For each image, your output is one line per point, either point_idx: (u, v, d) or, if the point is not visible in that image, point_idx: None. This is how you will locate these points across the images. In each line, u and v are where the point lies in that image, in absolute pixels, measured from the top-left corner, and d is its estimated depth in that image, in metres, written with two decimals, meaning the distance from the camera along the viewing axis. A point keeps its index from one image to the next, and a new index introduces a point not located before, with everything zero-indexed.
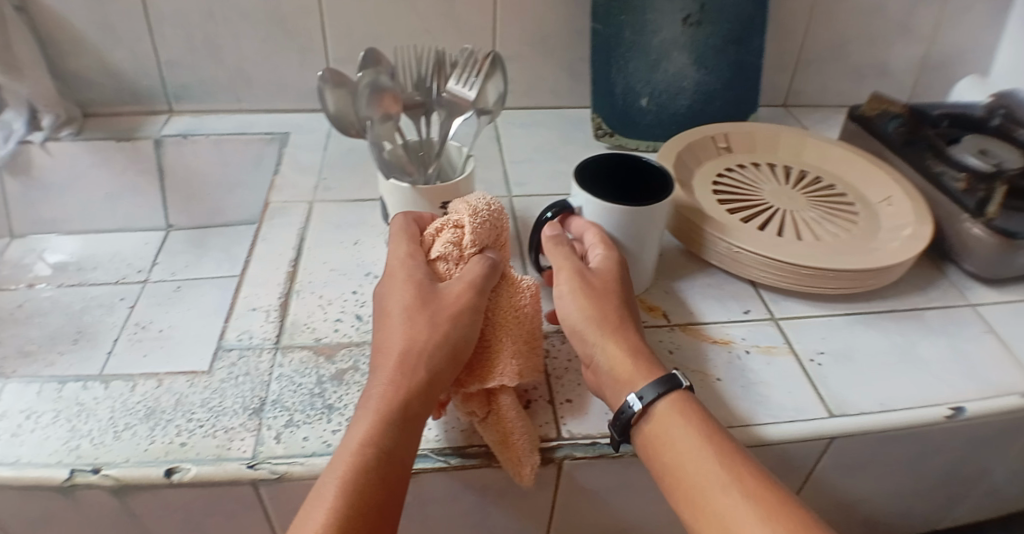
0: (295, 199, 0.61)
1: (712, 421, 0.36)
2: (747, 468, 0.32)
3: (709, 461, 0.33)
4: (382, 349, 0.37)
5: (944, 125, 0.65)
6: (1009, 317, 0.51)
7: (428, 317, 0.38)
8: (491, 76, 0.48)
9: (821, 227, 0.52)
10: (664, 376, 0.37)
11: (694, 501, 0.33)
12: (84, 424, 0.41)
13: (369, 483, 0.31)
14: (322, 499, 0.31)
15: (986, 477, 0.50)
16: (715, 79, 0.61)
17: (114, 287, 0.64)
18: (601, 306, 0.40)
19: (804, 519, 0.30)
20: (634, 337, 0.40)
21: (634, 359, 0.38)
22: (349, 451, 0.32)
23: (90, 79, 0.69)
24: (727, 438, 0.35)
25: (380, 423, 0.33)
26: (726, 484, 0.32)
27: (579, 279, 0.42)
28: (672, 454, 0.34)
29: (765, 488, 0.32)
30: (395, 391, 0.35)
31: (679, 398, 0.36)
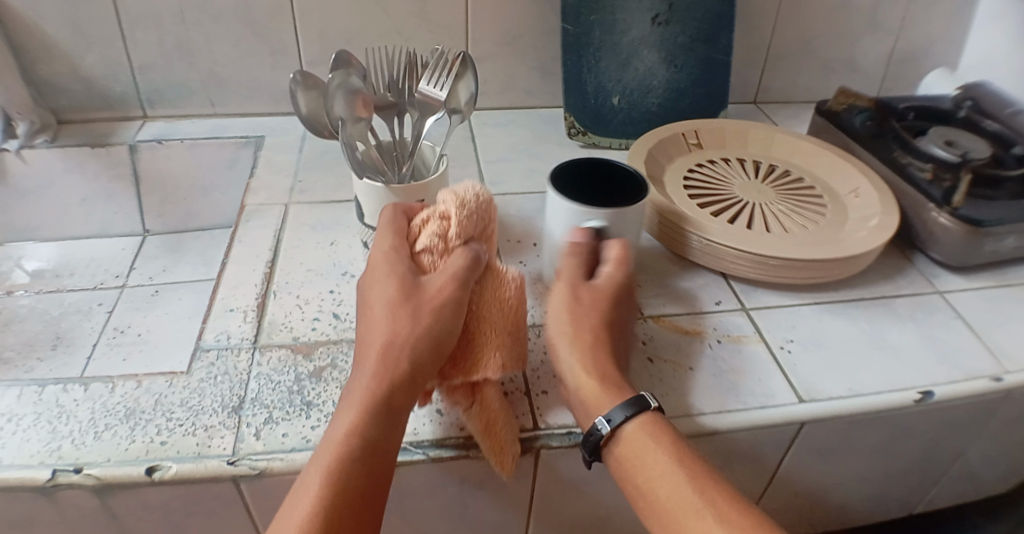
0: (270, 201, 0.62)
1: (683, 440, 0.36)
2: (718, 492, 0.33)
3: (679, 484, 0.33)
4: (366, 340, 0.38)
5: (911, 118, 0.66)
6: (976, 303, 0.53)
7: (410, 309, 0.38)
8: (462, 76, 0.49)
9: (790, 219, 0.53)
10: (632, 397, 0.37)
11: (668, 523, 0.33)
12: (65, 425, 0.42)
13: (352, 475, 0.32)
14: (306, 492, 0.32)
15: (957, 459, 0.52)
16: (683, 76, 0.62)
17: (92, 292, 0.65)
18: (585, 325, 0.40)
19: None
20: (607, 361, 0.39)
21: (602, 382, 0.38)
22: (332, 444, 0.33)
23: (63, 86, 0.70)
24: (698, 459, 0.35)
25: (363, 415, 0.34)
26: (698, 510, 0.32)
27: (570, 293, 0.41)
28: (645, 479, 0.34)
29: (735, 509, 0.32)
30: (379, 384, 0.35)
31: (649, 418, 0.36)
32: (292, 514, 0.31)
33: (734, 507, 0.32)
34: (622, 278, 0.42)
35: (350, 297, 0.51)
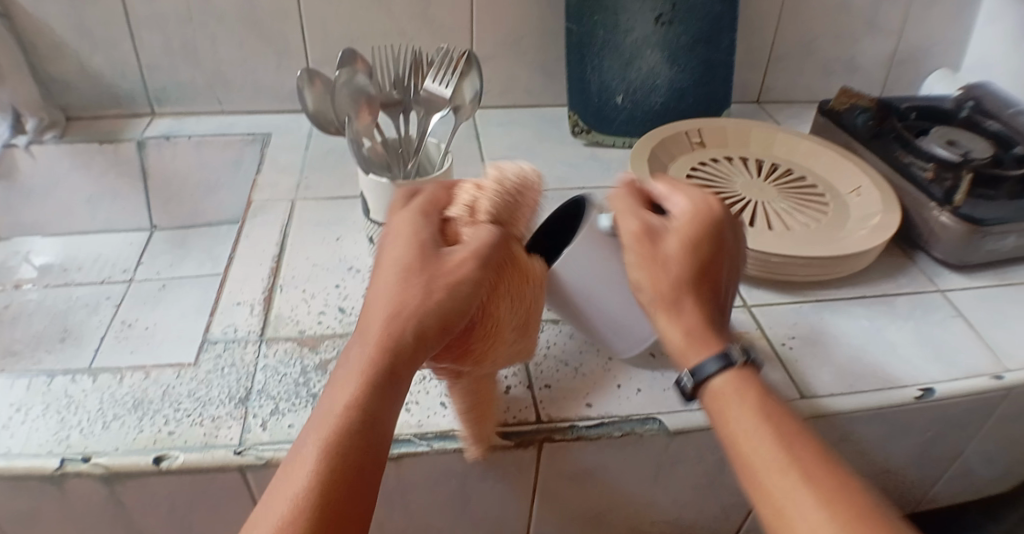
0: (275, 197, 0.62)
1: (774, 401, 0.34)
2: (807, 451, 0.30)
3: (763, 438, 0.31)
4: (371, 308, 0.34)
5: (912, 118, 0.67)
6: (976, 301, 0.53)
7: (424, 278, 0.34)
8: (467, 74, 0.50)
9: (791, 217, 0.54)
10: (720, 351, 0.35)
11: (747, 473, 0.31)
12: (72, 415, 0.42)
13: (347, 460, 0.29)
14: (297, 470, 0.29)
15: (957, 457, 0.52)
16: (687, 76, 0.63)
17: (99, 287, 0.65)
18: (669, 272, 0.37)
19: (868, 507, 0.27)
20: (693, 312, 0.37)
21: (688, 338, 0.36)
22: (326, 423, 0.30)
23: (71, 84, 0.71)
24: (790, 420, 0.32)
25: (363, 390, 0.31)
26: (783, 466, 0.30)
27: (642, 240, 0.38)
28: (729, 435, 0.32)
29: (825, 469, 0.29)
30: (382, 358, 0.32)
31: (743, 374, 0.35)
32: (285, 492, 0.28)
33: (823, 466, 0.30)
34: (704, 210, 0.39)
35: (356, 292, 0.52)
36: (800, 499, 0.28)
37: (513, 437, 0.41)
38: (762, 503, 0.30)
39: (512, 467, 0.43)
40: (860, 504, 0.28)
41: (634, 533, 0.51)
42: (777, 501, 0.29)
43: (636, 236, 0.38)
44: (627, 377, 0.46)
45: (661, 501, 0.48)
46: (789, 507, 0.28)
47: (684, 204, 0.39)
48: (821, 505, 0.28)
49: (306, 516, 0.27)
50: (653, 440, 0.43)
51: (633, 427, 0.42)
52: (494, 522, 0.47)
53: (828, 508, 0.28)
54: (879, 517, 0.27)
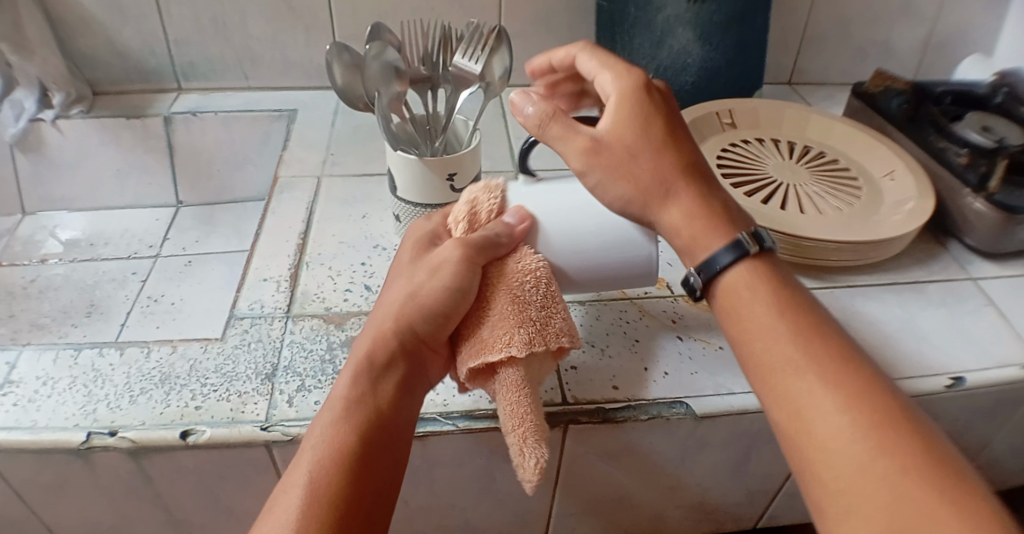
0: (303, 173, 0.62)
1: (788, 290, 0.35)
2: (822, 348, 0.31)
3: (780, 336, 0.32)
4: (378, 318, 0.38)
5: (948, 102, 0.65)
6: (1011, 290, 0.52)
7: (416, 282, 0.38)
8: (497, 50, 0.49)
9: (823, 201, 0.53)
10: (729, 241, 0.36)
11: (765, 378, 0.32)
12: (99, 389, 0.42)
13: (346, 428, 0.32)
14: (310, 441, 0.32)
15: (987, 448, 0.51)
16: (719, 55, 0.61)
17: (126, 262, 0.65)
18: (637, 167, 0.37)
19: (882, 404, 0.29)
20: (687, 190, 0.37)
21: (697, 218, 0.37)
22: (332, 398, 0.34)
23: (98, 58, 0.70)
24: (804, 314, 0.33)
25: (360, 377, 0.34)
26: (799, 366, 0.31)
27: (596, 152, 0.38)
28: (744, 333, 0.34)
29: (847, 370, 0.30)
30: (376, 340, 0.36)
31: (753, 267, 0.35)
32: (294, 475, 0.31)
33: (848, 371, 0.30)
34: (636, 86, 0.38)
35: (382, 270, 0.52)
36: (823, 407, 0.29)
37: None
38: (778, 407, 0.31)
39: None
40: (882, 406, 0.29)
41: (656, 516, 0.51)
42: (795, 405, 0.30)
43: (587, 152, 0.38)
44: (655, 360, 0.45)
45: (684, 485, 0.48)
46: (809, 412, 0.29)
47: (612, 85, 0.39)
48: (841, 405, 0.29)
49: (307, 495, 0.30)
50: (680, 424, 0.42)
51: (660, 410, 0.42)
52: (516, 503, 0.47)
53: (847, 414, 0.29)
54: (900, 419, 0.28)
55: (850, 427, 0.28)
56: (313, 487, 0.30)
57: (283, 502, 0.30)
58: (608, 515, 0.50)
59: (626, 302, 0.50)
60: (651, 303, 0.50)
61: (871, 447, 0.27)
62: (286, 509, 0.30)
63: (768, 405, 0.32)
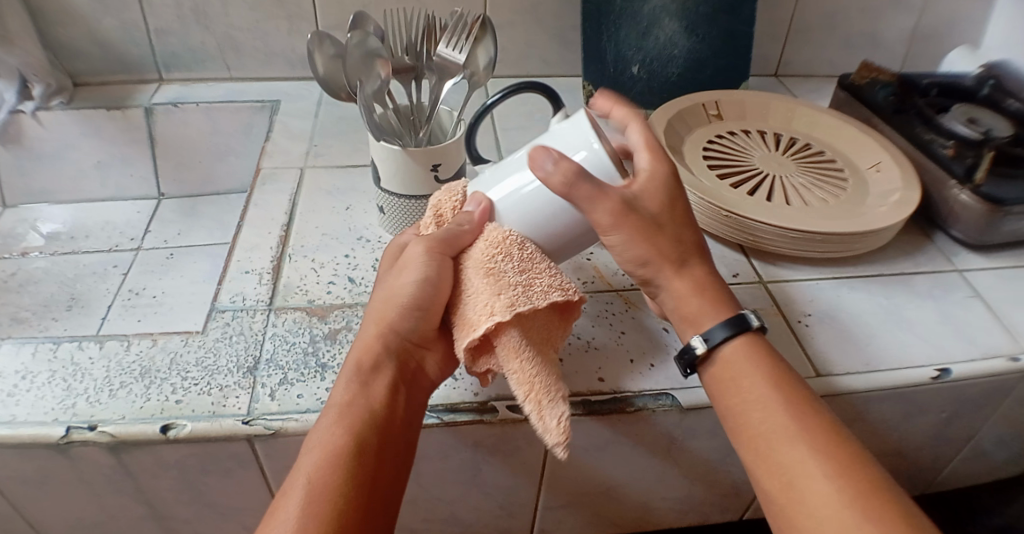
0: (286, 164, 0.61)
1: (781, 365, 0.36)
2: (815, 421, 0.32)
3: (774, 406, 0.33)
4: (364, 323, 0.38)
5: (934, 94, 0.65)
6: (996, 282, 0.52)
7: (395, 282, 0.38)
8: (481, 41, 0.48)
9: (810, 192, 0.53)
10: (733, 316, 0.37)
11: (756, 451, 0.33)
12: (79, 383, 0.42)
13: (344, 432, 0.32)
14: (308, 450, 0.32)
15: (971, 438, 0.51)
16: (705, 47, 0.62)
17: (108, 254, 0.65)
18: (660, 242, 0.37)
19: (870, 476, 0.30)
20: (697, 270, 0.38)
21: (699, 297, 0.38)
22: (328, 408, 0.34)
23: (79, 49, 0.69)
24: (796, 387, 0.34)
25: (353, 381, 0.34)
26: (793, 437, 0.32)
27: (624, 211, 0.35)
28: (738, 402, 0.35)
29: (834, 441, 0.32)
30: (369, 346, 0.36)
31: (745, 341, 0.36)
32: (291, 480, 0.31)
33: (833, 440, 0.32)
34: (669, 173, 0.38)
35: (366, 262, 0.51)
36: (814, 477, 0.30)
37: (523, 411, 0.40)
38: (769, 477, 0.32)
39: (522, 440, 0.42)
40: (870, 477, 0.30)
41: (642, 508, 0.51)
42: (788, 475, 0.31)
43: (618, 213, 0.35)
44: (640, 352, 0.45)
45: (669, 477, 0.48)
46: (802, 481, 0.31)
47: (647, 164, 0.38)
48: (833, 476, 0.30)
49: (305, 498, 0.30)
50: (666, 415, 0.42)
51: (646, 402, 0.41)
52: (502, 496, 0.47)
53: (837, 484, 0.30)
54: (883, 487, 0.30)
55: (840, 496, 0.29)
56: (311, 490, 0.30)
57: (280, 506, 0.30)
58: (594, 508, 0.50)
59: (611, 294, 0.50)
60: (636, 295, 0.50)
61: (862, 514, 0.29)
62: (283, 513, 0.29)
63: (758, 475, 0.33)
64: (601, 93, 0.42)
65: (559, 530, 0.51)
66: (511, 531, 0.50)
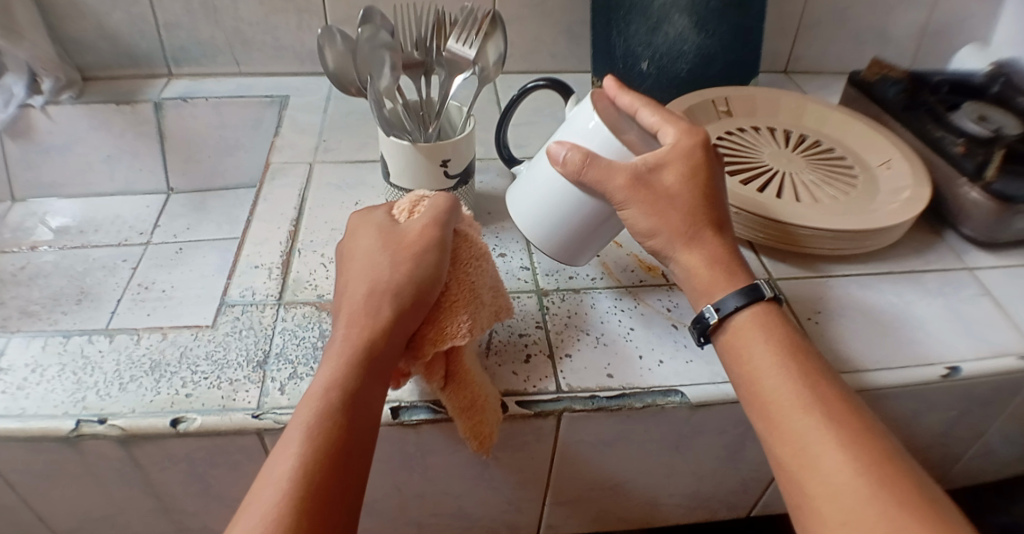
0: (295, 159, 0.61)
1: (794, 336, 0.35)
2: (829, 391, 0.32)
3: (786, 375, 0.33)
4: (351, 306, 0.37)
5: (945, 91, 0.64)
6: (1006, 279, 0.52)
7: (392, 268, 0.38)
8: (491, 37, 0.48)
9: (819, 189, 0.53)
10: (745, 289, 0.36)
11: (768, 419, 0.32)
12: (89, 376, 0.42)
13: (332, 426, 0.31)
14: (289, 443, 0.31)
15: (980, 436, 0.51)
16: (716, 42, 0.61)
17: (117, 248, 0.65)
18: (673, 213, 0.38)
19: (882, 447, 0.30)
20: (712, 242, 0.38)
21: (712, 268, 0.38)
22: (312, 399, 0.32)
23: (87, 43, 0.69)
24: (809, 358, 0.34)
25: (345, 369, 0.34)
26: (805, 405, 0.31)
27: (636, 185, 0.37)
28: (749, 370, 0.34)
29: (850, 415, 0.31)
30: (358, 336, 0.35)
31: (761, 312, 0.36)
32: (275, 471, 0.30)
33: (848, 413, 0.31)
34: (696, 144, 0.38)
35: None
36: (826, 447, 0.30)
37: (532, 406, 0.40)
38: (780, 443, 0.31)
39: (532, 435, 0.42)
40: (881, 450, 0.29)
41: (650, 505, 0.51)
42: (800, 442, 0.31)
43: (631, 188, 0.37)
44: (649, 347, 0.45)
45: (677, 473, 0.48)
46: (813, 448, 0.30)
47: (671, 137, 0.39)
48: (844, 445, 0.30)
49: (291, 495, 0.28)
50: (675, 412, 0.42)
51: (655, 398, 0.42)
52: (510, 491, 0.47)
53: (849, 456, 0.29)
54: (895, 462, 0.29)
55: (851, 467, 0.29)
56: (294, 485, 0.29)
57: (267, 501, 0.28)
58: (602, 504, 0.50)
59: (621, 290, 0.50)
60: (645, 292, 0.50)
61: (872, 485, 0.28)
62: (267, 508, 0.28)
63: (768, 441, 0.32)
64: (610, 76, 0.42)
65: (567, 525, 0.51)
66: (518, 526, 0.51)
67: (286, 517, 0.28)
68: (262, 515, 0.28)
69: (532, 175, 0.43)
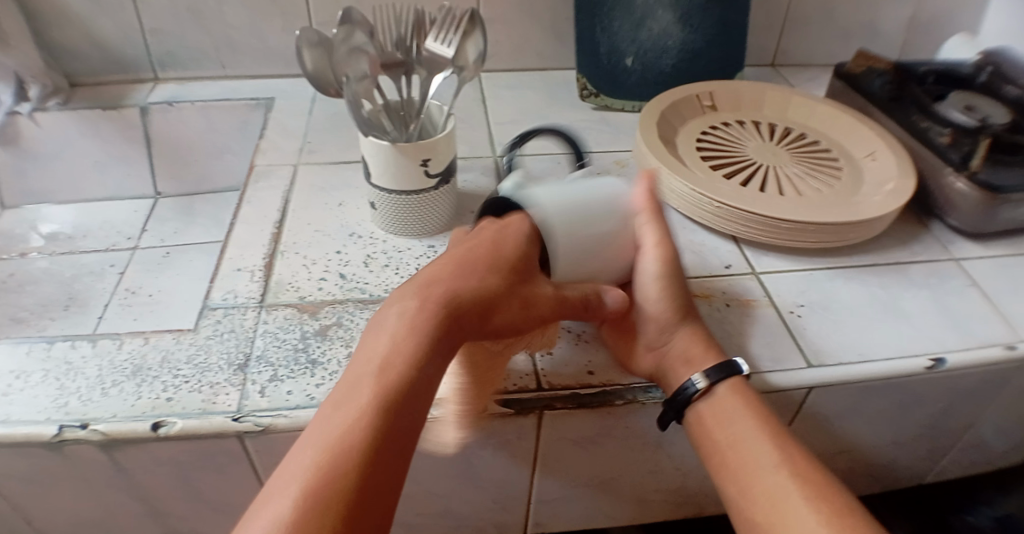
0: (279, 162, 0.61)
1: (761, 402, 0.40)
2: (791, 450, 0.37)
3: (755, 440, 0.38)
4: (441, 278, 0.37)
5: (931, 82, 0.64)
6: (992, 270, 0.51)
7: (494, 270, 0.37)
8: (469, 34, 0.48)
9: (802, 182, 0.52)
10: (722, 362, 0.41)
11: (743, 477, 0.37)
12: (72, 381, 0.42)
13: (398, 405, 0.31)
14: (354, 404, 0.31)
15: (970, 429, 0.51)
16: (700, 37, 0.61)
17: (105, 254, 0.65)
18: (677, 290, 0.42)
19: (839, 496, 0.35)
20: (697, 325, 0.43)
21: (699, 344, 0.42)
22: (386, 367, 0.32)
23: (74, 50, 0.69)
24: (772, 421, 0.39)
25: (423, 338, 0.33)
26: (773, 466, 0.36)
27: (666, 255, 0.42)
28: (724, 435, 0.38)
29: (813, 470, 0.36)
30: (446, 323, 0.34)
31: (737, 384, 0.40)
32: (337, 419, 0.30)
33: (807, 467, 0.36)
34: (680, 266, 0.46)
35: (357, 257, 0.51)
36: (792, 500, 0.35)
37: (513, 405, 0.40)
38: (756, 502, 0.36)
39: (513, 434, 0.42)
40: (840, 501, 0.35)
41: (637, 501, 0.51)
42: (771, 500, 0.35)
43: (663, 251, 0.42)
44: None
45: (663, 470, 0.48)
46: (783, 503, 0.35)
47: None
48: (809, 497, 0.35)
49: (354, 458, 0.29)
50: (656, 407, 0.42)
51: (636, 394, 0.42)
52: (495, 490, 0.47)
53: (814, 506, 0.34)
54: (851, 508, 0.34)
55: (817, 518, 0.34)
56: (357, 441, 0.29)
57: (324, 450, 0.29)
58: (590, 501, 0.50)
59: None
60: None
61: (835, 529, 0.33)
62: (323, 458, 0.29)
63: (743, 500, 0.37)
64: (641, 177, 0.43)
65: (554, 523, 0.51)
66: (504, 524, 0.51)
67: (344, 477, 0.28)
68: (317, 467, 0.28)
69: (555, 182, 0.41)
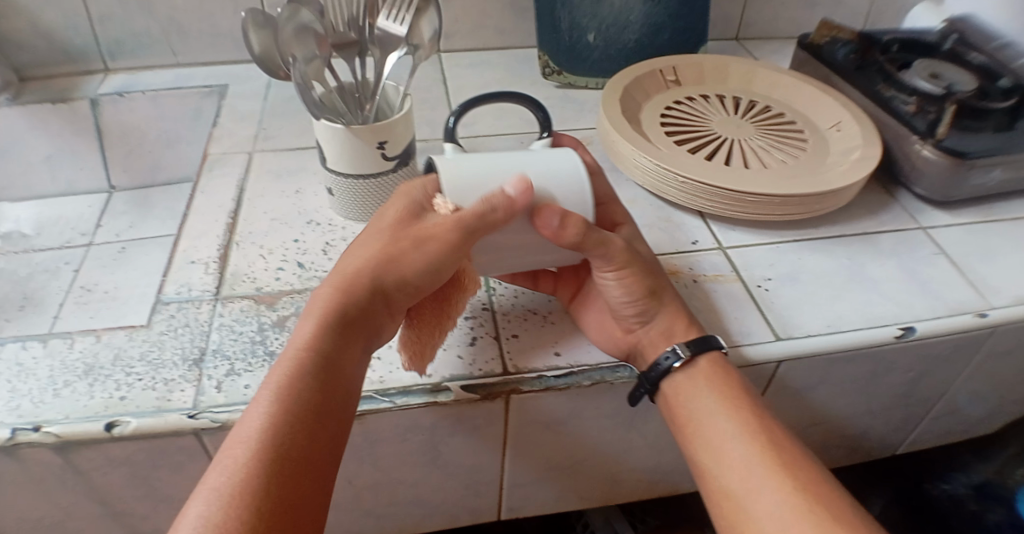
0: (234, 149, 0.60)
1: (737, 376, 0.39)
2: (764, 424, 0.37)
3: (728, 414, 0.37)
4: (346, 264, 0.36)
5: (895, 50, 0.63)
6: (960, 237, 0.51)
7: (388, 243, 0.35)
8: (423, 11, 0.47)
9: (768, 154, 0.52)
10: (701, 336, 0.40)
11: (715, 449, 0.37)
12: (23, 383, 0.40)
13: (306, 388, 0.31)
14: (259, 399, 0.30)
15: (940, 397, 0.51)
16: (661, 11, 0.60)
17: (59, 251, 0.63)
18: (641, 273, 0.39)
19: (810, 469, 0.35)
20: (672, 302, 0.41)
21: (677, 322, 0.40)
22: (289, 356, 0.32)
23: (19, 41, 0.67)
24: (746, 394, 0.38)
25: (320, 330, 0.33)
26: (744, 439, 0.36)
27: (627, 255, 0.38)
28: (695, 409, 0.38)
29: (787, 446, 0.36)
30: (340, 298, 0.34)
31: (714, 359, 0.39)
32: (244, 426, 0.29)
33: (778, 441, 0.36)
34: (637, 235, 0.42)
35: (315, 245, 0.50)
36: (764, 472, 0.35)
37: (479, 390, 0.39)
38: (727, 475, 0.36)
39: (480, 420, 0.42)
40: (811, 474, 0.35)
41: (610, 482, 0.50)
42: (743, 471, 0.35)
43: (626, 253, 0.38)
44: None
45: (634, 448, 0.48)
46: (755, 474, 0.35)
47: (624, 220, 0.42)
48: (780, 469, 0.35)
49: (262, 455, 0.28)
50: (624, 386, 0.42)
51: (604, 375, 0.41)
52: (466, 475, 0.46)
53: (781, 484, 0.34)
54: (820, 481, 0.34)
55: (788, 490, 0.34)
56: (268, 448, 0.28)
57: (235, 459, 0.28)
58: (563, 483, 0.49)
59: None
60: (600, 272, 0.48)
61: (808, 500, 0.33)
62: (238, 470, 0.27)
63: (714, 472, 0.36)
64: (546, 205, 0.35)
65: (528, 507, 0.51)
66: (477, 511, 0.50)
67: (255, 481, 0.27)
68: (223, 485, 0.27)
69: (481, 161, 0.37)
